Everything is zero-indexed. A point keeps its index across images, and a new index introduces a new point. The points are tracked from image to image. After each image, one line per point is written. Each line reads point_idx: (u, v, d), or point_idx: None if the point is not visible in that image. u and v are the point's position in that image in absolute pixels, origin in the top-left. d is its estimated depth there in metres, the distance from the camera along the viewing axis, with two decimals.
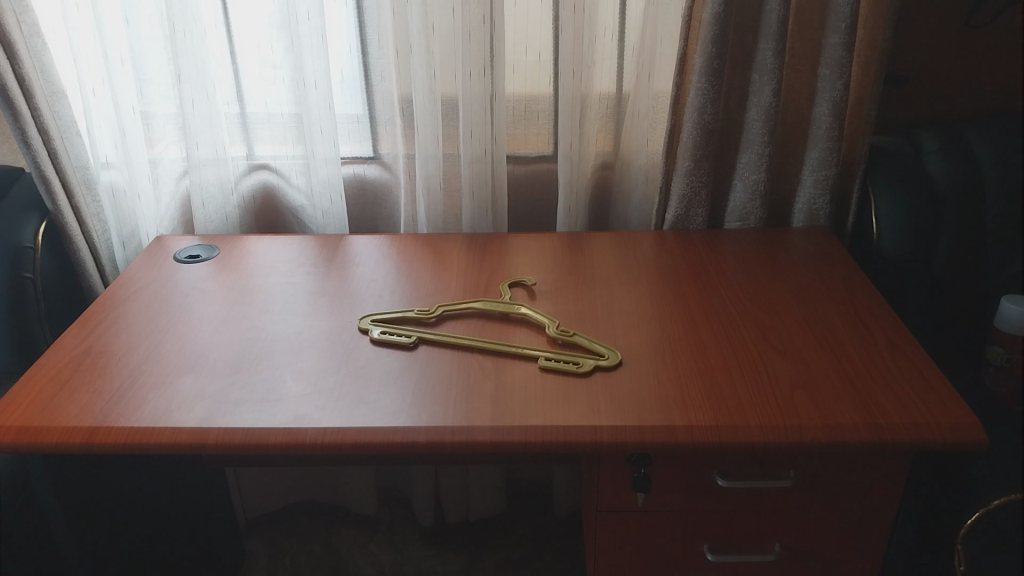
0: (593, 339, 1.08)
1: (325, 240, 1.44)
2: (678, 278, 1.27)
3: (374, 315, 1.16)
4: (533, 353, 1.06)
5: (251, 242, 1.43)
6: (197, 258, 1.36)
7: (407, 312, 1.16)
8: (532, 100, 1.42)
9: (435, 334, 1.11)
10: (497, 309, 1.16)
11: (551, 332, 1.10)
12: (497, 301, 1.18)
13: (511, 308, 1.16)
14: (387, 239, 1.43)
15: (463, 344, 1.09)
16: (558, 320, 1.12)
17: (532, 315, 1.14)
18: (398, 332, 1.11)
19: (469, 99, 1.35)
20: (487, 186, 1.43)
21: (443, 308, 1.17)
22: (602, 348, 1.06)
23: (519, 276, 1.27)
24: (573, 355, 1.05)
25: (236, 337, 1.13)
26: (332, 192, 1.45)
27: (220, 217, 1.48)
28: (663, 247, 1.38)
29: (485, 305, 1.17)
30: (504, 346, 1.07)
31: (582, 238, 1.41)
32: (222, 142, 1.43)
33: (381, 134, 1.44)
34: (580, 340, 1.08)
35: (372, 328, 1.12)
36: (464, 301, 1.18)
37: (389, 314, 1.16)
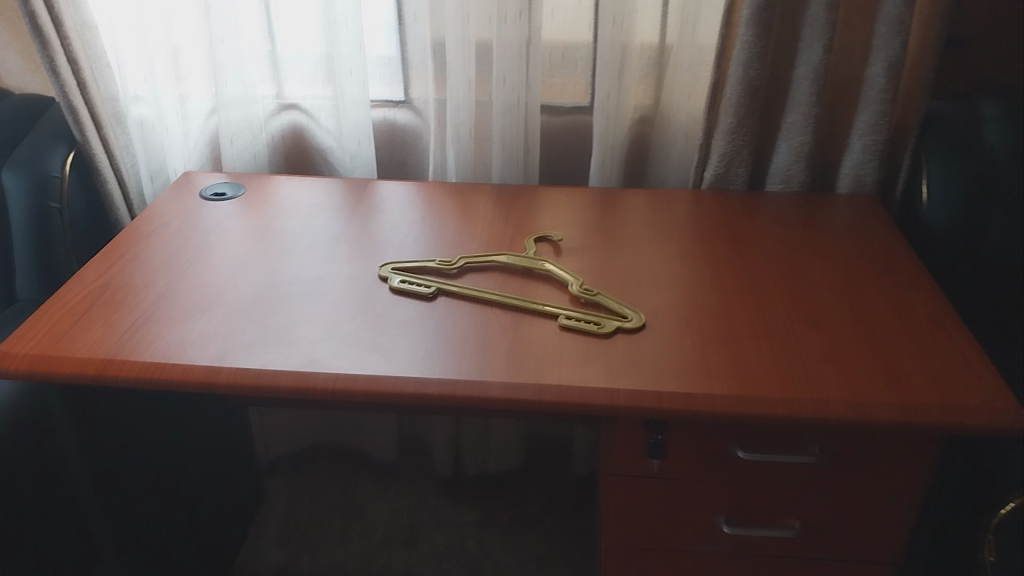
0: (617, 299, 1.05)
1: (352, 185, 1.41)
2: (711, 239, 1.23)
3: (394, 263, 1.14)
4: (554, 311, 1.03)
5: (278, 183, 1.41)
6: (223, 196, 1.35)
7: (428, 262, 1.13)
8: (570, 47, 1.36)
9: (454, 287, 1.08)
10: (520, 264, 1.13)
11: (574, 290, 1.06)
12: (521, 256, 1.14)
13: (535, 264, 1.12)
14: (415, 186, 1.40)
15: (482, 298, 1.06)
16: (582, 279, 1.09)
17: (556, 272, 1.11)
18: (417, 282, 1.09)
19: (504, 44, 1.30)
20: (519, 136, 1.38)
21: (465, 260, 1.14)
22: (625, 309, 1.02)
23: (546, 231, 1.23)
24: (594, 315, 1.02)
25: (255, 278, 1.12)
26: (361, 136, 1.42)
27: (248, 156, 1.46)
28: (699, 207, 1.33)
29: (508, 259, 1.13)
30: (524, 303, 1.04)
31: (615, 195, 1.37)
32: (252, 79, 1.40)
33: (413, 78, 1.40)
34: (603, 301, 1.04)
35: (391, 277, 1.10)
36: (487, 254, 1.15)
37: (410, 263, 1.13)
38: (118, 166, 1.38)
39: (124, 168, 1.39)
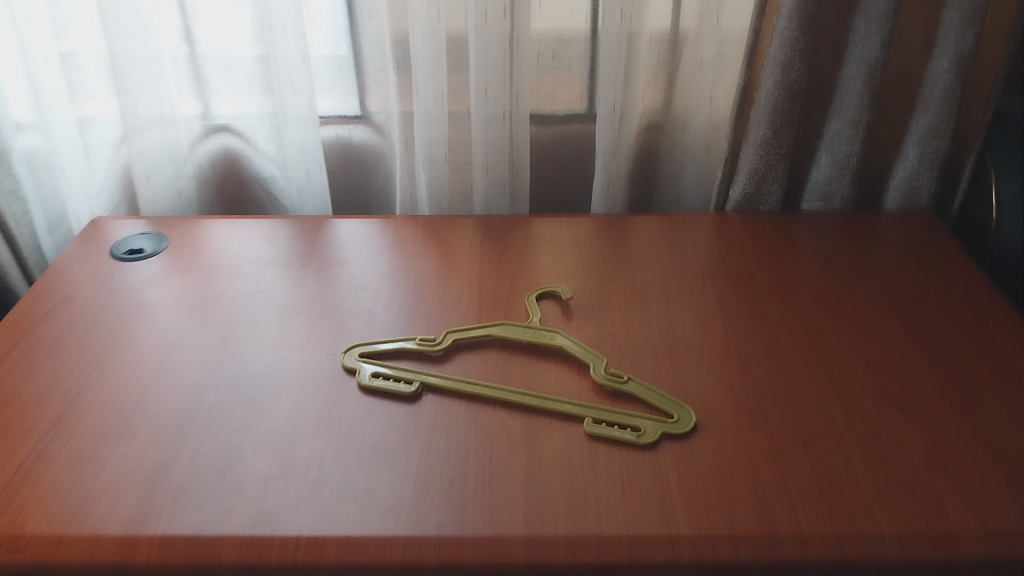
0: (654, 386, 0.82)
1: (302, 224, 1.15)
2: (751, 283, 1.00)
3: (363, 345, 0.89)
4: (575, 410, 0.80)
5: (211, 227, 1.15)
6: (140, 253, 1.08)
7: (406, 342, 0.89)
8: (562, 42, 1.11)
9: (443, 377, 0.84)
10: (524, 338, 0.89)
11: (598, 376, 0.83)
12: (524, 325, 0.90)
13: (542, 337, 0.89)
14: (380, 223, 1.14)
15: (481, 393, 0.82)
16: (606, 357, 0.85)
17: (571, 347, 0.87)
18: (395, 375, 0.85)
19: (483, 44, 1.04)
20: (505, 155, 1.12)
21: (453, 336, 0.90)
22: (668, 402, 0.80)
23: (549, 285, 0.98)
24: (629, 414, 0.79)
25: (184, 377, 0.86)
26: (308, 162, 1.14)
27: (171, 193, 1.18)
28: (729, 236, 1.10)
29: (508, 332, 0.89)
30: (536, 399, 0.81)
31: (625, 223, 1.13)
32: (168, 97, 1.12)
33: (370, 86, 1.13)
34: (636, 391, 0.81)
35: (360, 368, 0.86)
36: (481, 326, 0.91)
37: (384, 346, 0.89)
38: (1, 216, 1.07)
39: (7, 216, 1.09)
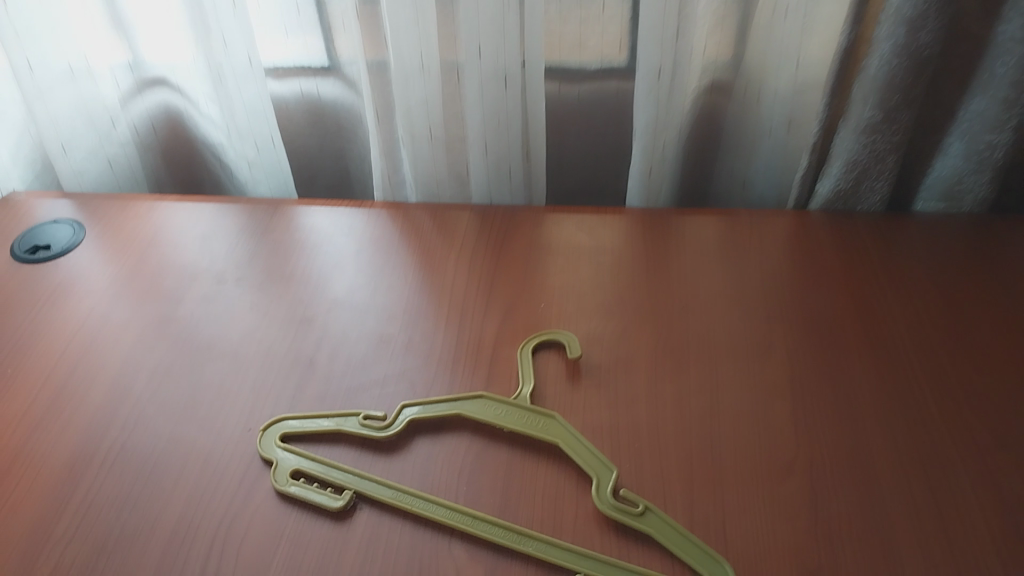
0: (680, 525, 0.58)
1: (255, 210, 0.89)
2: (837, 330, 0.72)
3: (289, 420, 0.66)
4: (564, 559, 0.56)
5: (146, 212, 0.90)
6: (46, 250, 0.85)
7: (346, 419, 0.66)
8: None
9: (388, 484, 0.61)
10: (505, 424, 0.65)
11: (602, 501, 0.59)
12: (507, 402, 0.66)
13: (530, 424, 0.65)
14: (352, 213, 0.88)
15: (435, 517, 0.59)
16: (616, 469, 0.61)
17: (568, 444, 0.63)
18: (325, 475, 0.62)
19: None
20: (511, 131, 0.84)
21: (412, 413, 0.66)
22: (700, 555, 0.56)
23: (552, 330, 0.72)
24: (642, 574, 0.55)
25: (54, 457, 0.65)
26: (256, 134, 0.90)
27: (97, 161, 0.95)
28: (811, 250, 0.81)
29: (487, 413, 0.65)
30: (511, 536, 0.58)
31: (670, 221, 0.84)
32: (76, 43, 0.86)
33: (335, 29, 0.84)
34: (654, 532, 0.57)
35: (278, 461, 0.63)
36: (449, 398, 0.67)
37: (316, 424, 0.66)
38: None
39: None
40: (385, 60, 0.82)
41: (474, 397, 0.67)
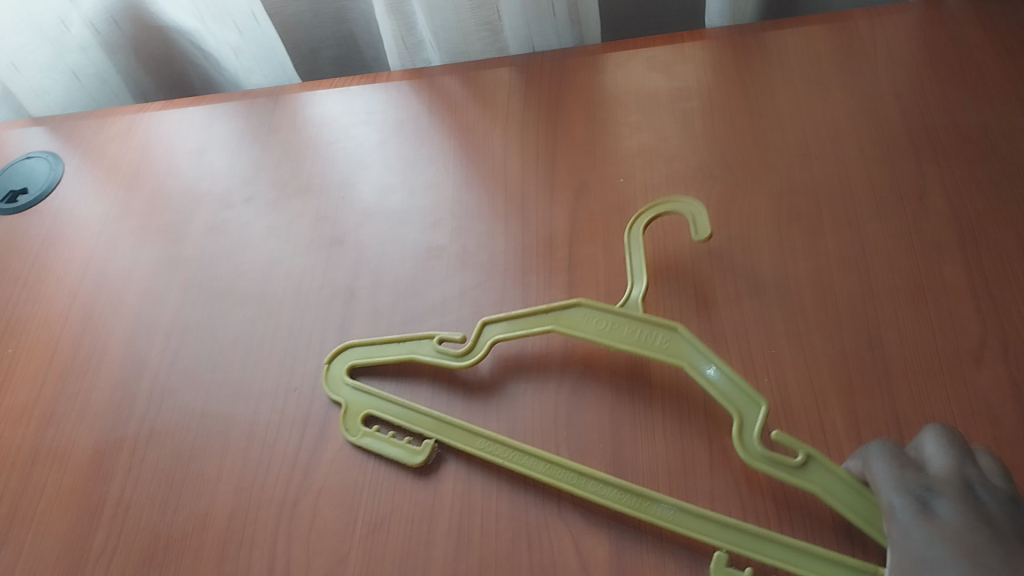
0: (855, 478, 0.44)
1: (252, 105, 0.73)
2: (1013, 158, 0.55)
3: (357, 348, 0.55)
4: (697, 529, 0.44)
5: (127, 126, 0.75)
6: (25, 195, 0.72)
7: (420, 344, 0.54)
8: None
9: (477, 432, 0.50)
10: (612, 341, 0.51)
11: (748, 443, 0.46)
12: (613, 311, 0.52)
13: (644, 342, 0.50)
14: (366, 92, 0.71)
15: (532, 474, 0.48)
16: (765, 404, 0.46)
17: (697, 369, 0.49)
18: (401, 422, 0.51)
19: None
20: None
21: (497, 332, 0.54)
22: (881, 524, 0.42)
23: (676, 198, 0.56)
24: (801, 548, 0.42)
25: (79, 453, 0.55)
26: (234, 11, 0.72)
27: (61, 75, 0.79)
28: (957, 47, 0.62)
29: (588, 318, 0.52)
30: (629, 504, 0.45)
31: (765, 40, 0.66)
32: None
33: None
34: (819, 489, 0.44)
35: (348, 404, 0.53)
36: (540, 311, 0.53)
37: (387, 355, 0.54)
38: None
39: None
40: None
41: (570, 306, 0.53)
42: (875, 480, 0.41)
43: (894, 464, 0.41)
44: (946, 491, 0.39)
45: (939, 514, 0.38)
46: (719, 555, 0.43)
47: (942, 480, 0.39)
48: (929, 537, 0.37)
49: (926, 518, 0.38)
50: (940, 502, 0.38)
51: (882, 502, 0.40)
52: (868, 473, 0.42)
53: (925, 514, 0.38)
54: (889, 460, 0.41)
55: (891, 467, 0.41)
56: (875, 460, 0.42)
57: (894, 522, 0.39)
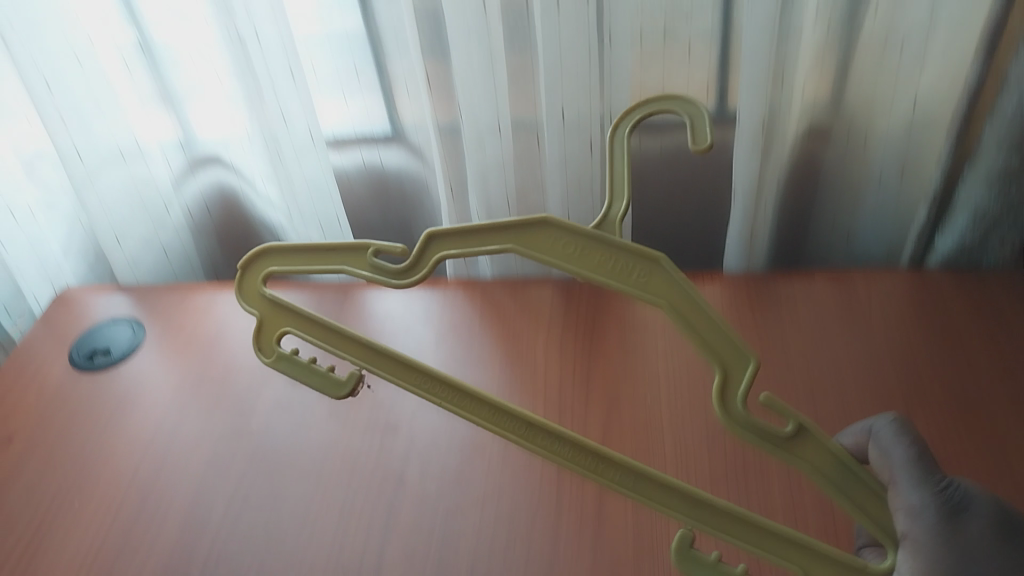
0: (846, 458, 0.43)
1: (322, 299, 0.83)
2: (988, 414, 0.63)
3: (277, 252, 0.51)
4: (664, 503, 0.44)
5: (207, 304, 0.84)
6: (106, 355, 0.79)
7: (351, 255, 0.49)
8: (675, 22, 0.70)
9: (417, 367, 0.48)
10: (582, 267, 0.45)
11: (731, 404, 0.44)
12: (585, 234, 0.45)
13: (625, 275, 0.45)
14: (424, 297, 0.81)
15: (478, 421, 0.47)
16: (756, 361, 0.43)
17: (683, 312, 0.44)
18: (327, 342, 0.49)
19: (554, 23, 0.66)
20: (593, 193, 0.77)
21: (442, 252, 0.48)
22: (874, 509, 0.43)
23: (665, 101, 0.50)
24: (775, 533, 0.43)
25: None
26: (320, 215, 0.84)
27: (153, 250, 0.90)
28: (940, 312, 0.73)
29: (542, 233, 0.46)
30: (585, 464, 0.45)
31: (775, 289, 0.76)
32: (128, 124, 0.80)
33: (401, 97, 0.78)
34: (807, 464, 0.43)
35: (264, 315, 0.51)
36: (501, 227, 0.47)
37: (307, 266, 0.50)
38: None
39: None
40: (457, 125, 0.75)
41: (534, 223, 0.46)
42: (891, 474, 0.44)
43: (916, 465, 0.43)
44: (968, 498, 0.42)
45: (965, 525, 0.41)
46: (682, 535, 0.44)
47: (962, 486, 0.42)
48: (953, 547, 0.40)
49: (951, 526, 0.41)
50: (965, 513, 0.41)
51: (896, 492, 0.43)
52: (881, 464, 0.44)
53: (950, 519, 0.41)
54: (911, 458, 0.43)
55: (913, 467, 0.43)
56: (893, 457, 0.44)
57: (911, 522, 0.42)
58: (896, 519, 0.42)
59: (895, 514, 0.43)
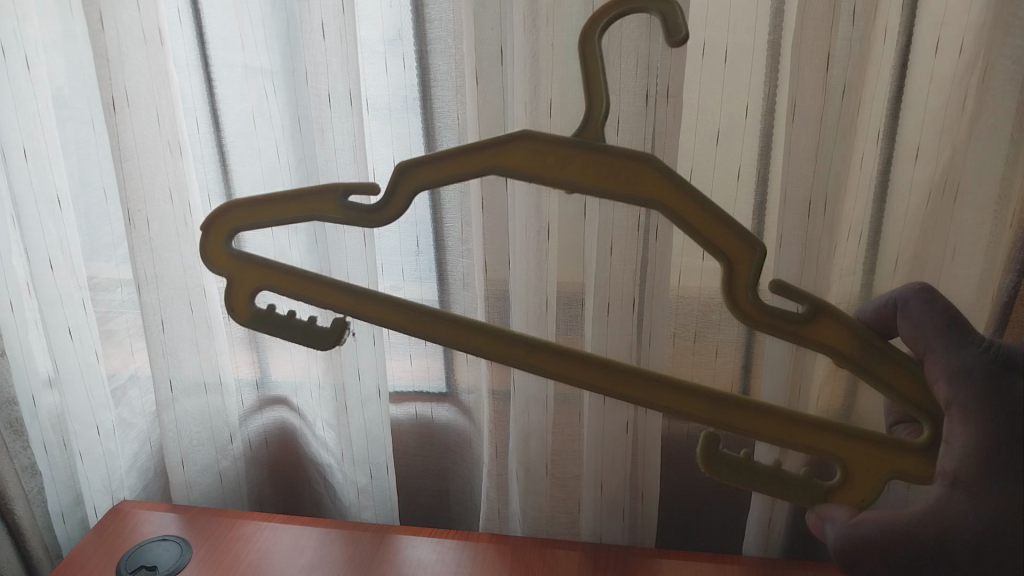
0: (866, 332, 0.45)
1: (360, 540, 0.85)
2: None
3: (241, 204, 0.48)
4: (687, 408, 0.47)
5: (252, 532, 0.86)
6: (150, 572, 0.80)
7: (319, 200, 0.46)
8: (706, 324, 0.80)
9: (401, 304, 0.49)
10: (559, 173, 0.44)
11: (740, 299, 0.44)
12: (560, 141, 0.43)
13: (613, 178, 0.43)
14: (459, 546, 0.83)
15: (476, 351, 0.48)
16: (762, 246, 0.43)
17: (674, 206, 0.43)
18: (297, 294, 0.49)
19: (603, 326, 0.74)
20: (625, 471, 0.82)
21: (418, 172, 0.45)
22: (896, 379, 0.45)
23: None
24: (795, 420, 0.47)
25: None
26: (371, 462, 0.90)
27: (210, 475, 0.93)
28: None
29: (515, 146, 0.44)
30: (597, 377, 0.48)
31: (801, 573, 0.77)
32: (214, 361, 0.86)
33: (461, 363, 0.88)
34: (827, 341, 0.45)
35: (237, 278, 0.50)
36: (469, 149, 0.44)
37: (263, 209, 0.47)
38: (23, 517, 0.84)
39: (28, 520, 0.85)
40: (509, 390, 0.82)
41: (512, 137, 0.44)
42: (925, 346, 0.44)
43: (950, 331, 0.43)
44: (1014, 356, 0.41)
45: (1012, 382, 0.40)
46: (709, 440, 0.46)
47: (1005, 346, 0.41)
48: (1005, 407, 0.39)
49: (991, 381, 0.40)
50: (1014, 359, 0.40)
51: (938, 361, 0.42)
52: (914, 339, 0.45)
53: (992, 377, 0.40)
54: (943, 333, 0.43)
55: (945, 333, 0.43)
56: (926, 329, 0.44)
57: (958, 390, 0.41)
58: (940, 390, 0.42)
59: (939, 384, 0.43)
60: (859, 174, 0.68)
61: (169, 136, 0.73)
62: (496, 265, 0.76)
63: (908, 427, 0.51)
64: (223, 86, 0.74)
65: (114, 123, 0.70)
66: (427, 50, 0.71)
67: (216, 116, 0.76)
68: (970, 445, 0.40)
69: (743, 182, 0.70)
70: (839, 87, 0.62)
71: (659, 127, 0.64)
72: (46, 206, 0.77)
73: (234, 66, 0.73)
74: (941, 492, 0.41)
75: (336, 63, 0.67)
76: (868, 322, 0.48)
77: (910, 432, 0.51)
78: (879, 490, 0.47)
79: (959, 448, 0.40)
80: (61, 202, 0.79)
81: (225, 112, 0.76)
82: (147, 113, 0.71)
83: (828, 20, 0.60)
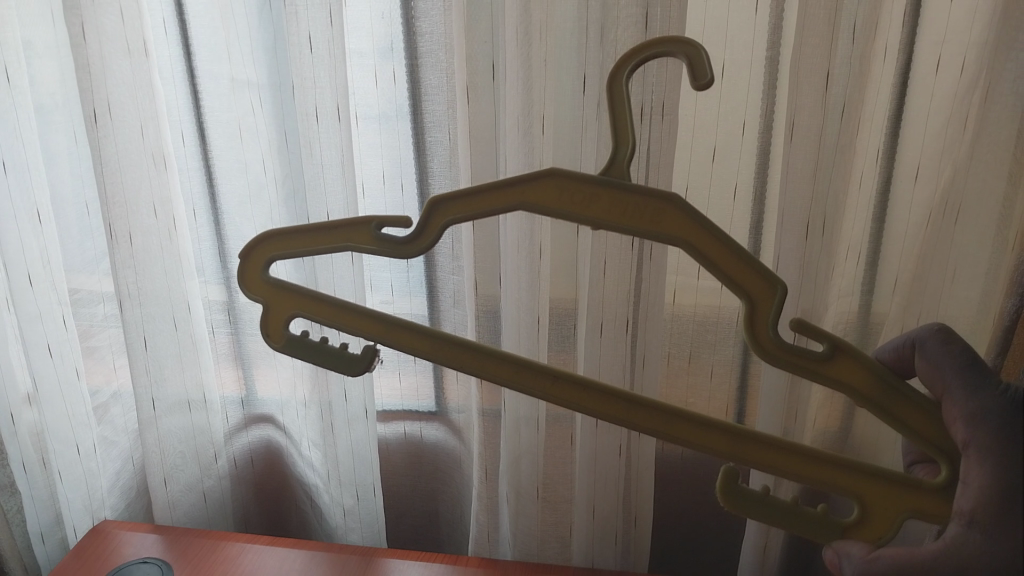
0: (883, 371, 0.43)
1: (345, 564, 0.82)
2: None
3: (279, 233, 0.47)
4: (714, 445, 0.45)
5: (236, 554, 0.83)
6: None
7: (352, 230, 0.45)
8: (702, 343, 0.78)
9: (429, 332, 0.47)
10: (586, 213, 0.42)
11: (761, 338, 0.42)
12: (588, 180, 0.42)
13: (642, 220, 0.42)
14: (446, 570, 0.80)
15: (490, 376, 0.46)
16: (784, 287, 0.41)
17: (700, 246, 0.42)
18: (334, 322, 0.47)
19: (596, 346, 0.72)
20: (618, 493, 0.80)
21: (445, 208, 0.44)
22: (917, 422, 0.43)
23: (671, 43, 0.41)
24: (813, 457, 0.44)
25: None
26: (359, 484, 0.88)
27: (193, 495, 0.91)
28: None
29: (539, 186, 0.42)
30: (611, 410, 0.45)
31: None
32: (196, 378, 0.84)
33: (451, 382, 0.86)
34: (844, 381, 0.43)
35: (271, 303, 0.48)
36: (501, 184, 0.43)
37: (301, 237, 0.46)
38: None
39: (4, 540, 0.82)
40: (500, 410, 0.80)
41: (539, 175, 0.42)
42: (943, 387, 0.41)
43: (968, 372, 0.40)
44: None
45: None
46: (727, 472, 0.44)
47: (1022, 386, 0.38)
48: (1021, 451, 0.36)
49: (1008, 422, 0.37)
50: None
51: (956, 403, 0.40)
52: (930, 378, 0.42)
53: (1008, 420, 0.37)
54: (958, 376, 0.40)
55: (964, 375, 0.40)
56: (943, 369, 0.41)
57: (976, 432, 0.38)
58: (958, 431, 0.40)
59: (957, 426, 0.40)
60: (857, 194, 0.67)
61: (153, 148, 0.71)
62: (487, 281, 0.74)
63: (926, 468, 0.49)
64: (209, 97, 0.73)
65: (97, 134, 0.68)
66: (418, 63, 0.70)
67: (201, 128, 0.75)
68: (986, 487, 0.37)
69: (739, 200, 0.69)
70: (838, 105, 0.61)
71: (653, 145, 0.63)
72: (26, 217, 0.76)
73: (221, 77, 0.72)
74: (956, 533, 0.38)
75: (324, 77, 0.66)
76: (886, 363, 0.46)
77: (929, 473, 0.49)
78: (898, 529, 0.44)
79: (975, 490, 0.38)
80: (42, 214, 0.77)
81: (210, 123, 0.74)
82: (131, 124, 0.69)
83: (828, 37, 0.59)
